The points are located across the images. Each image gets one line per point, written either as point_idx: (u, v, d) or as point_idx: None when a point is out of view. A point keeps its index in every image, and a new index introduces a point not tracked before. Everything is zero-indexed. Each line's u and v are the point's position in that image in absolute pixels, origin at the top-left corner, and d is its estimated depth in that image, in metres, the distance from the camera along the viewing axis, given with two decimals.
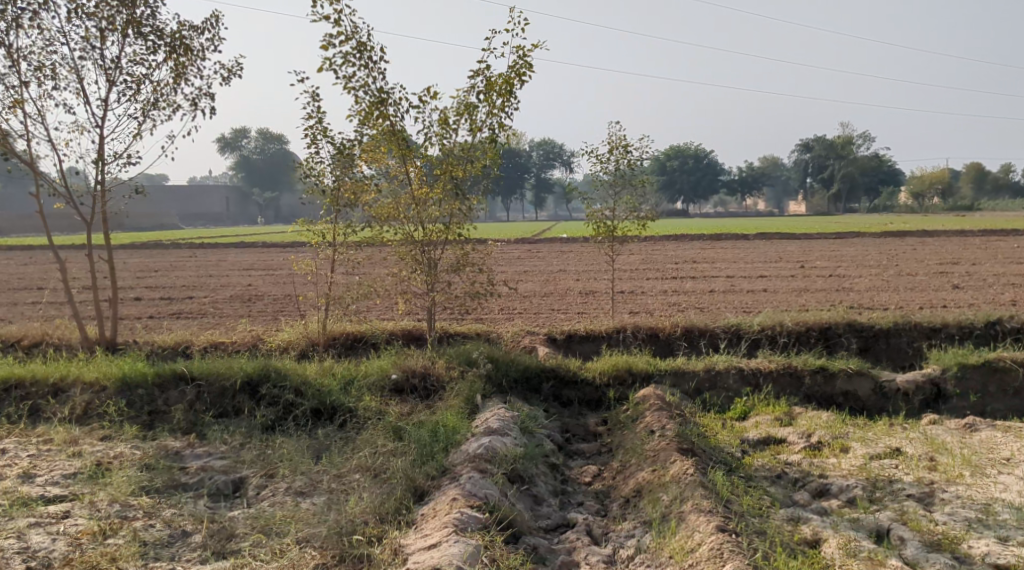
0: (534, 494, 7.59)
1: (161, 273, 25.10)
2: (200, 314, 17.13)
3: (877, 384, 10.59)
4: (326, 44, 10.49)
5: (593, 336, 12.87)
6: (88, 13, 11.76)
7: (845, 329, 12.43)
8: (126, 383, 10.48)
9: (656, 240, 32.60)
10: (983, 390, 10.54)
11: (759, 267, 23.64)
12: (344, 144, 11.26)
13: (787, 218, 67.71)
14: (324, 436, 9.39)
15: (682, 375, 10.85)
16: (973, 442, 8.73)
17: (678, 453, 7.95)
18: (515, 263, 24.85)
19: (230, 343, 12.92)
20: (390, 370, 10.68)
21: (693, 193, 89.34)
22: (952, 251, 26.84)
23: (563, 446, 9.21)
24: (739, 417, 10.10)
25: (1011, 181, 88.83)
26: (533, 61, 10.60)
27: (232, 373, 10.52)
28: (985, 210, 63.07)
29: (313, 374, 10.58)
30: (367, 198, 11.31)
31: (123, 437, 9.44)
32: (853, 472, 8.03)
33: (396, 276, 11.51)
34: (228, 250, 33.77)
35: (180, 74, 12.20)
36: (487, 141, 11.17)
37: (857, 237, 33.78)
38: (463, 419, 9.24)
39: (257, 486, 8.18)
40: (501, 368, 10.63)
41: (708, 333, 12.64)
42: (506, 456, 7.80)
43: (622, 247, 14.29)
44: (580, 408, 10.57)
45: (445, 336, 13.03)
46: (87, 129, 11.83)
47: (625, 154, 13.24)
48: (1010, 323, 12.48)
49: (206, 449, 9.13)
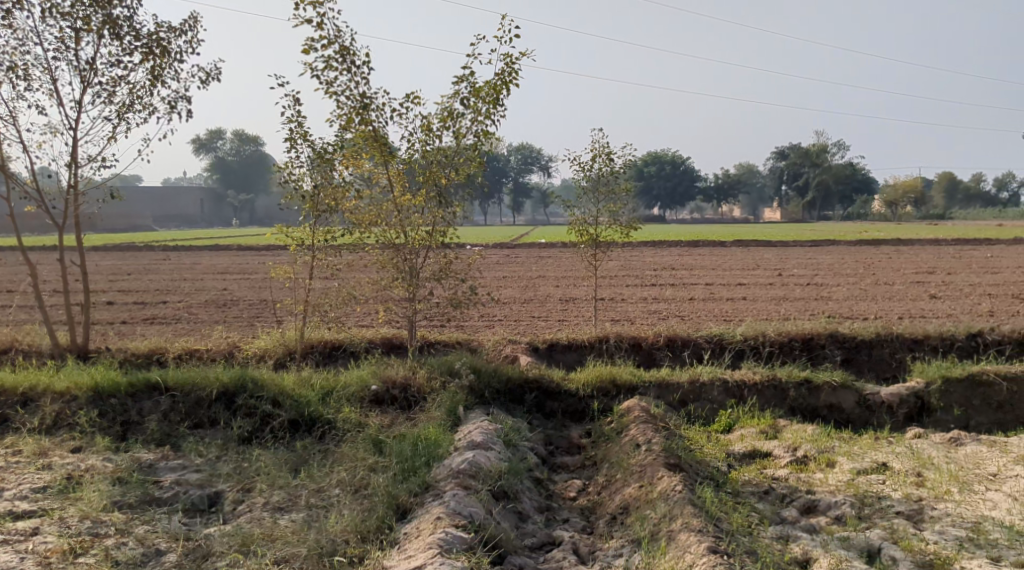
0: (518, 511, 7.44)
1: (134, 276, 24.66)
2: (175, 320, 16.82)
3: (861, 397, 10.55)
4: (308, 48, 10.27)
5: (575, 345, 12.75)
6: (62, 13, 11.49)
7: (828, 340, 12.40)
8: (98, 393, 10.18)
9: (635, 246, 32.61)
10: (967, 403, 10.53)
11: (737, 275, 23.65)
12: (325, 149, 11.06)
13: (762, 226, 68.18)
14: (303, 449, 9.18)
15: (666, 387, 10.75)
16: (959, 456, 8.71)
17: (665, 468, 7.84)
18: (494, 268, 24.71)
19: (206, 351, 12.65)
20: (370, 380, 10.47)
21: (671, 199, 89.72)
22: (929, 260, 27.05)
23: (547, 460, 9.07)
24: (723, 430, 10.02)
25: (981, 190, 90.16)
26: (519, 69, 10.45)
27: (208, 383, 10.24)
28: (957, 218, 63.91)
29: (291, 384, 10.34)
30: (347, 204, 11.09)
31: (94, 449, 9.17)
32: (840, 488, 7.96)
33: (377, 284, 11.32)
34: (202, 253, 33.32)
35: (156, 76, 11.95)
36: (471, 148, 11.00)
37: (833, 245, 34.02)
38: (446, 431, 9.06)
39: (234, 501, 7.96)
40: (483, 378, 10.45)
41: (691, 344, 12.56)
42: (490, 472, 7.64)
43: (604, 256, 14.21)
44: (564, 420, 10.43)
45: (426, 345, 12.87)
46: (60, 131, 11.57)
47: (608, 162, 13.13)
48: (991, 336, 12.54)
49: (181, 462, 8.88)
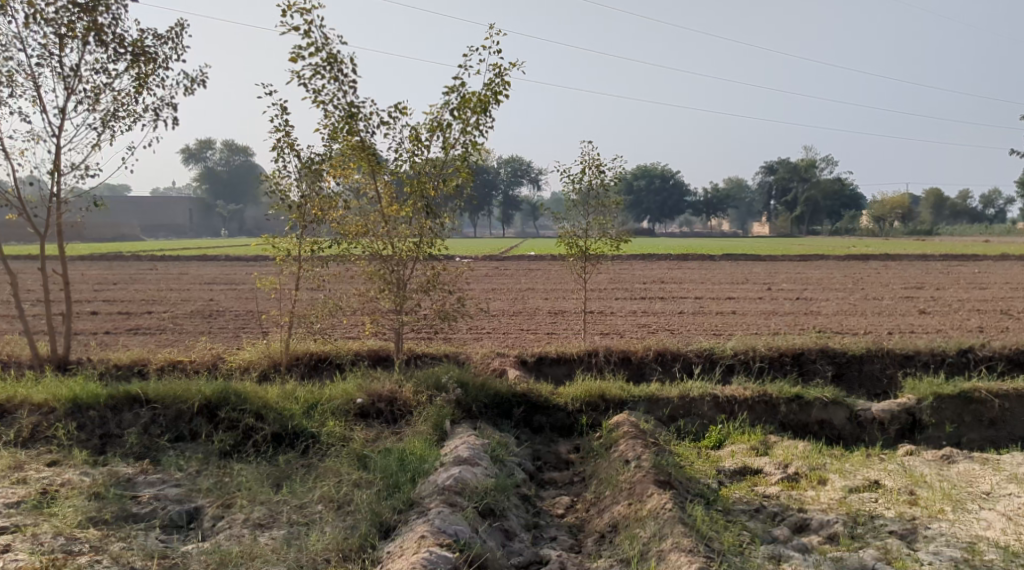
0: (505, 529, 7.27)
1: (120, 286, 24.38)
2: (160, 330, 16.61)
3: (853, 413, 10.45)
4: (295, 56, 10.15)
5: (564, 358, 12.62)
6: (47, 19, 11.34)
7: (818, 355, 12.31)
8: (77, 404, 9.94)
9: (626, 260, 32.59)
10: (958, 420, 10.45)
11: (726, 289, 23.61)
12: (313, 159, 10.95)
13: (750, 240, 68.26)
14: (285, 463, 8.99)
15: (656, 402, 10.61)
16: (951, 474, 8.62)
17: (655, 485, 7.71)
18: (484, 281, 24.62)
19: (189, 363, 12.45)
20: (355, 394, 10.29)
21: (660, 213, 89.94)
22: (917, 276, 27.12)
23: (534, 476, 8.91)
24: (714, 446, 9.89)
25: (968, 207, 90.86)
26: (508, 80, 10.37)
27: (189, 395, 10.01)
28: (959, 234, 70.34)
29: (275, 397, 10.13)
30: (334, 214, 10.95)
31: (71, 463, 8.95)
32: (833, 506, 7.84)
33: (364, 295, 11.15)
34: (191, 263, 33.09)
35: (142, 83, 11.80)
36: (460, 158, 10.87)
37: (822, 259, 34.13)
38: (432, 446, 8.89)
39: (213, 517, 7.76)
40: (471, 392, 10.27)
41: (681, 358, 12.45)
42: (476, 488, 7.47)
43: (593, 269, 14.11)
44: (552, 434, 10.28)
45: (413, 357, 12.71)
46: (43, 138, 11.39)
47: (598, 174, 13.04)
48: (982, 352, 12.49)
49: (160, 476, 8.66)
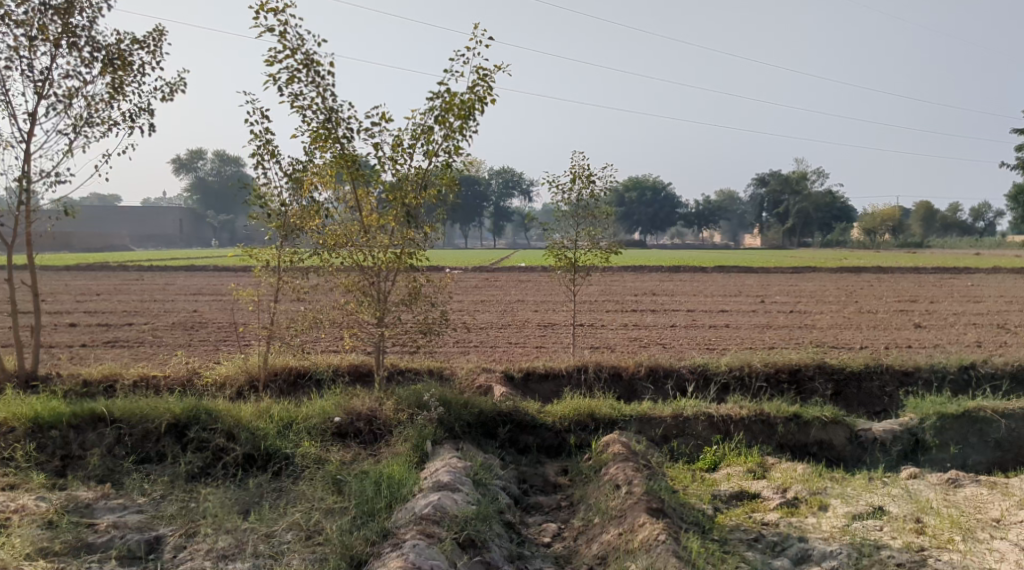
0: (486, 562, 6.79)
1: (100, 297, 23.74)
2: (139, 343, 16.07)
3: (853, 433, 10.05)
4: (271, 59, 9.70)
5: (552, 375, 12.14)
6: (17, 20, 10.86)
7: (816, 372, 11.88)
8: (37, 423, 9.34)
9: (617, 272, 32.28)
10: (963, 441, 10.03)
11: (718, 301, 23.25)
12: (294, 168, 10.48)
13: (735, 250, 67.95)
14: (256, 487, 8.48)
15: (648, 422, 10.14)
16: (958, 499, 8.18)
17: (647, 512, 7.26)
18: (473, 292, 24.23)
19: (163, 378, 11.93)
20: (333, 412, 9.76)
21: (651, 225, 89.77)
22: (908, 289, 26.88)
23: (520, 501, 8.41)
24: (708, 468, 9.44)
25: (956, 220, 91.22)
26: (493, 84, 9.94)
27: (158, 414, 9.43)
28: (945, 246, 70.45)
29: (248, 415, 9.57)
30: (315, 224, 10.48)
31: (29, 487, 8.39)
32: (835, 535, 7.40)
33: (343, 309, 10.62)
34: (177, 272, 32.60)
35: (117, 89, 11.32)
36: (442, 166, 10.37)
37: (812, 272, 33.84)
38: (411, 468, 8.40)
39: (175, 548, 7.25)
40: (455, 411, 9.73)
41: (674, 374, 12.01)
42: (456, 517, 6.99)
43: (584, 280, 13.64)
44: (539, 456, 9.82)
45: (396, 373, 12.25)
46: (11, 145, 10.90)
47: (588, 184, 12.62)
48: (984, 368, 12.11)
49: (121, 501, 8.11)
